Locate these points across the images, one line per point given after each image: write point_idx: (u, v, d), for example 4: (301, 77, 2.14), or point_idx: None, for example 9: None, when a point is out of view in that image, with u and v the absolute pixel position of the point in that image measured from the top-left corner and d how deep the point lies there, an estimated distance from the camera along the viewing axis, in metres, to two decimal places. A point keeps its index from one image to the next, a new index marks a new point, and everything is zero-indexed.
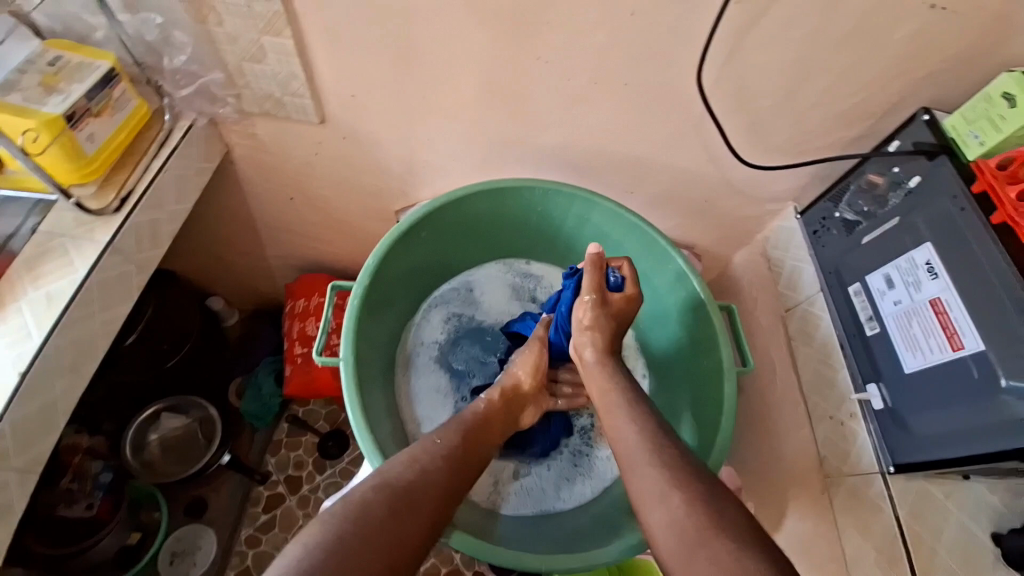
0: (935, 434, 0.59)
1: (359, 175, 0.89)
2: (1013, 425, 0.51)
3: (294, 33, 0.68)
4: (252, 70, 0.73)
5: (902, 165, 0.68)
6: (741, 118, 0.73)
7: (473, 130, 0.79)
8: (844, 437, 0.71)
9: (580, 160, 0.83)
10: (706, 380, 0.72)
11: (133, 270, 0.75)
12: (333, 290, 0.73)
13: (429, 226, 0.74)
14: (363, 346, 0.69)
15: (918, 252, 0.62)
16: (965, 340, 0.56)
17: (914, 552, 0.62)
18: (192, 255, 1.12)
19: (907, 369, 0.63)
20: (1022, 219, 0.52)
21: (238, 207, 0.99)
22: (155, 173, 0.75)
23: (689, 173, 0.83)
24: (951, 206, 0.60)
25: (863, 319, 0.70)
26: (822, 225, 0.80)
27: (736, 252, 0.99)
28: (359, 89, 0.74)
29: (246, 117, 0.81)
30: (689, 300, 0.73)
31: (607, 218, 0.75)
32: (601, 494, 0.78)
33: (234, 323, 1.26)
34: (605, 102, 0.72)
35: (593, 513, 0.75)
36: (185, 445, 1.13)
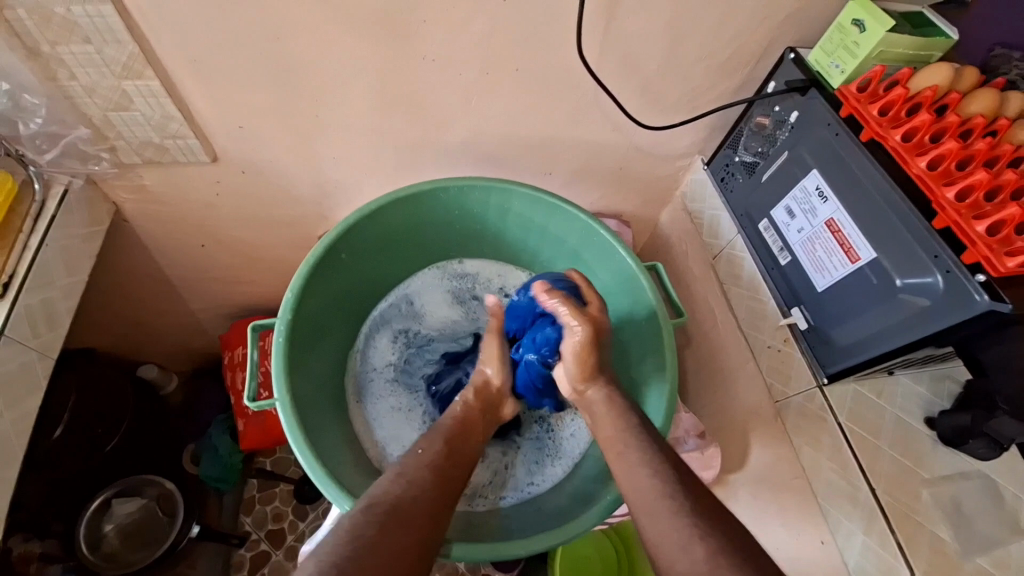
0: (853, 341, 0.64)
1: (270, 208, 0.85)
2: (914, 318, 0.56)
3: (157, 73, 0.63)
4: (121, 119, 0.68)
5: (781, 104, 0.73)
6: (632, 85, 0.75)
7: (377, 140, 0.77)
8: (783, 362, 0.75)
9: (491, 152, 0.83)
10: (647, 338, 0.74)
11: (36, 356, 0.68)
12: (254, 330, 0.69)
13: (347, 245, 0.72)
14: (299, 382, 0.67)
15: (808, 179, 0.67)
16: (861, 252, 0.61)
17: (861, 451, 0.67)
18: (108, 328, 1.04)
19: (820, 287, 0.68)
20: (888, 132, 0.59)
21: (146, 266, 0.93)
22: (36, 249, 0.68)
23: (598, 145, 0.85)
24: (828, 134, 0.65)
25: (776, 251, 0.74)
26: (727, 171, 0.84)
27: (660, 212, 1.03)
28: (246, 120, 0.71)
29: (128, 169, 0.76)
30: (619, 266, 0.76)
31: (525, 204, 0.76)
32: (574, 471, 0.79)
33: (174, 389, 1.18)
34: (500, 89, 0.73)
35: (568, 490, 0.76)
36: (145, 527, 1.05)
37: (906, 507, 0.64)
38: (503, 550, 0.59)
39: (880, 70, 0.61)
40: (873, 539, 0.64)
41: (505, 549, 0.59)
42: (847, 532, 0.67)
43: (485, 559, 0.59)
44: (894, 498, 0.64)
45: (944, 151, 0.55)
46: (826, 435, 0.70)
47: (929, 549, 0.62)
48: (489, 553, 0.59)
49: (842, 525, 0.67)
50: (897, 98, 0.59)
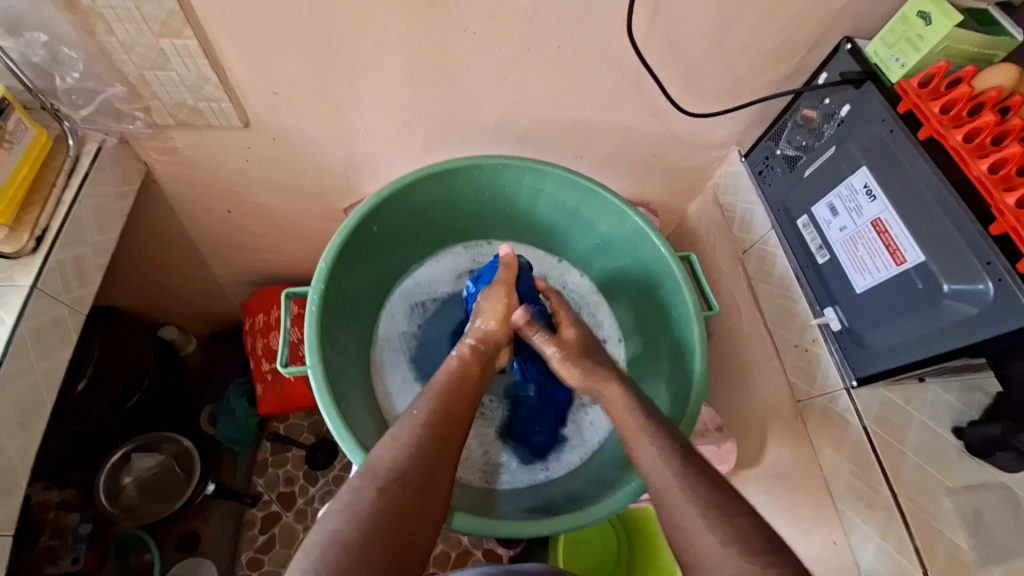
0: (888, 346, 0.62)
1: (297, 177, 0.85)
2: (958, 325, 0.54)
3: (195, 32, 0.62)
4: (156, 78, 0.67)
5: (832, 96, 0.69)
6: (676, 68, 0.73)
7: (410, 113, 0.75)
8: (809, 362, 0.74)
9: (525, 132, 0.81)
10: (676, 330, 0.73)
11: (67, 311, 0.69)
12: (287, 298, 0.69)
13: (377, 218, 0.71)
14: (328, 352, 0.67)
15: (856, 177, 0.65)
16: (907, 255, 0.59)
17: (884, 456, 0.66)
18: (133, 289, 1.05)
19: (858, 289, 0.66)
20: (948, 131, 0.56)
21: (173, 229, 0.93)
22: (70, 205, 0.68)
23: (634, 130, 0.83)
24: (881, 130, 0.62)
25: (814, 249, 0.73)
26: (766, 164, 0.82)
27: (689, 203, 1.01)
28: (281, 85, 0.69)
29: (161, 130, 0.75)
30: (652, 256, 0.74)
31: (559, 185, 0.75)
32: (589, 460, 0.79)
33: (193, 350, 1.20)
34: (540, 67, 0.71)
35: (583, 477, 0.76)
36: (163, 482, 1.08)
37: (926, 514, 0.64)
38: (518, 528, 0.60)
39: (944, 66, 0.58)
40: (890, 543, 0.64)
41: (515, 528, 0.60)
42: (862, 534, 0.67)
43: (501, 535, 0.59)
44: (913, 505, 0.64)
45: (1008, 155, 0.52)
46: (848, 437, 0.70)
47: (946, 558, 0.61)
48: (498, 529, 0.60)
49: (858, 527, 0.67)
50: (961, 96, 0.56)
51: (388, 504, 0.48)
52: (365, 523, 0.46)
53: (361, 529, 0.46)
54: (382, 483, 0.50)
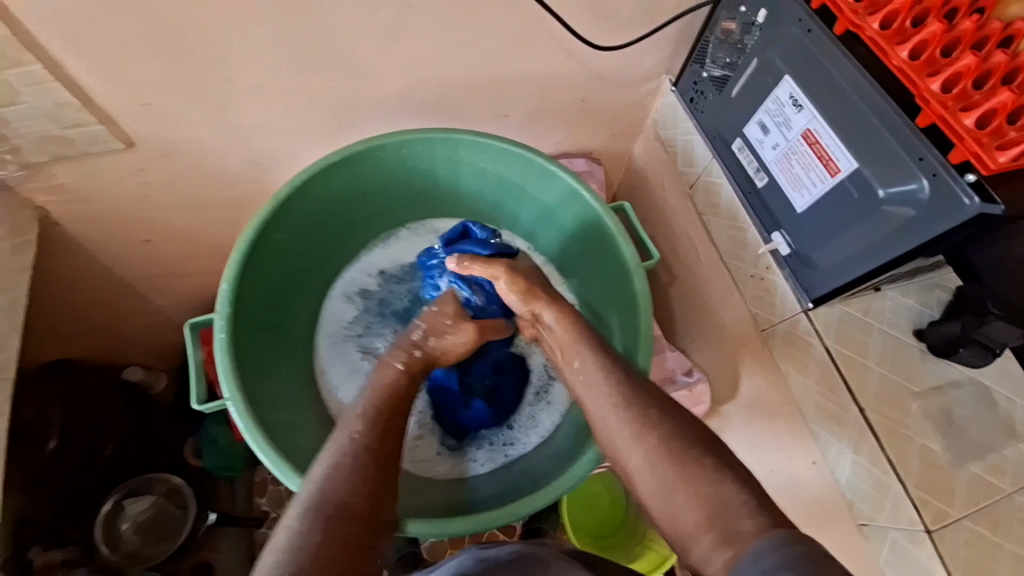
0: (835, 262, 0.60)
1: (207, 191, 0.79)
2: (900, 229, 0.51)
3: (36, 54, 0.55)
4: (11, 113, 0.60)
5: (746, 3, 0.64)
6: (581, 0, 0.66)
7: (305, 101, 0.69)
8: (766, 290, 0.71)
9: (437, 100, 0.75)
10: (616, 286, 0.70)
11: None
12: (191, 330, 0.67)
13: (282, 225, 0.67)
14: (250, 376, 0.64)
15: (781, 88, 0.60)
16: (840, 164, 0.56)
17: (847, 372, 0.65)
18: (77, 338, 1.01)
19: (799, 208, 0.63)
20: (864, 21, 0.51)
21: (95, 269, 0.87)
22: None
23: (553, 77, 0.77)
24: (799, 32, 0.57)
25: (752, 173, 0.69)
26: (696, 90, 0.77)
27: (633, 144, 0.95)
28: (153, 95, 0.63)
29: (40, 168, 0.68)
30: (583, 210, 0.70)
31: (475, 152, 0.70)
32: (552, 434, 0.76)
33: (165, 387, 1.14)
34: (433, 24, 0.64)
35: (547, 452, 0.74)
36: (158, 523, 1.06)
37: (894, 423, 0.63)
38: (464, 524, 0.59)
39: None
40: (862, 457, 0.63)
41: (473, 522, 0.58)
42: (836, 453, 0.66)
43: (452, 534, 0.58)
44: (882, 415, 0.63)
45: (928, 36, 0.48)
46: (812, 357, 0.67)
47: (918, 462, 0.61)
48: (456, 526, 0.58)
49: (831, 445, 0.66)
50: None
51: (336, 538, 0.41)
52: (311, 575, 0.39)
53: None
54: (326, 520, 0.42)
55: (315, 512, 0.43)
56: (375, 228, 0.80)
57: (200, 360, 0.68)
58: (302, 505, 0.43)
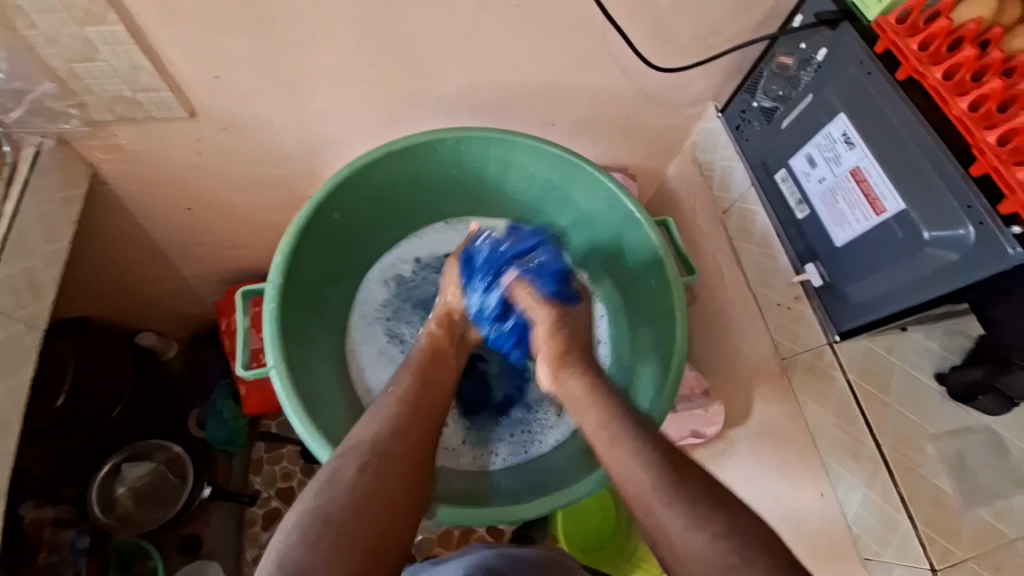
0: (869, 298, 0.62)
1: (255, 166, 0.80)
2: (939, 273, 0.53)
3: (121, 16, 0.57)
4: (86, 71, 0.62)
5: (807, 40, 0.66)
6: (644, 22, 0.69)
7: (366, 90, 0.71)
8: (794, 319, 0.73)
9: (490, 101, 0.77)
10: (654, 298, 0.72)
11: (23, 329, 0.66)
12: (242, 295, 0.69)
13: (336, 205, 0.69)
14: (293, 348, 0.65)
15: (834, 125, 0.63)
16: (886, 204, 0.58)
17: (866, 407, 0.67)
18: (101, 297, 1.01)
19: (839, 242, 0.65)
20: (927, 69, 0.53)
21: (131, 231, 0.88)
22: (12, 218, 0.65)
23: (605, 92, 0.79)
24: (859, 73, 0.60)
25: (793, 204, 0.71)
26: (743, 118, 0.79)
27: (668, 165, 0.97)
28: (223, 69, 0.65)
29: (101, 127, 0.70)
30: (627, 222, 0.73)
31: (528, 155, 0.72)
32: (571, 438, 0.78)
33: (176, 355, 1.14)
34: (500, 29, 0.66)
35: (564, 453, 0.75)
36: (156, 490, 1.05)
37: (908, 461, 0.64)
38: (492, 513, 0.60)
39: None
40: (874, 491, 0.65)
41: (499, 514, 0.60)
42: (848, 485, 0.68)
43: (480, 522, 0.59)
44: (898, 452, 0.65)
45: (988, 91, 0.51)
46: (832, 390, 0.69)
47: (929, 502, 0.62)
48: (482, 517, 0.59)
49: (843, 477, 0.68)
50: (940, 31, 0.54)
51: (371, 475, 0.50)
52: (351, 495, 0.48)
53: (347, 504, 0.48)
54: (366, 458, 0.51)
55: (356, 451, 0.52)
56: (419, 218, 0.82)
57: (246, 325, 0.69)
58: (346, 446, 0.53)
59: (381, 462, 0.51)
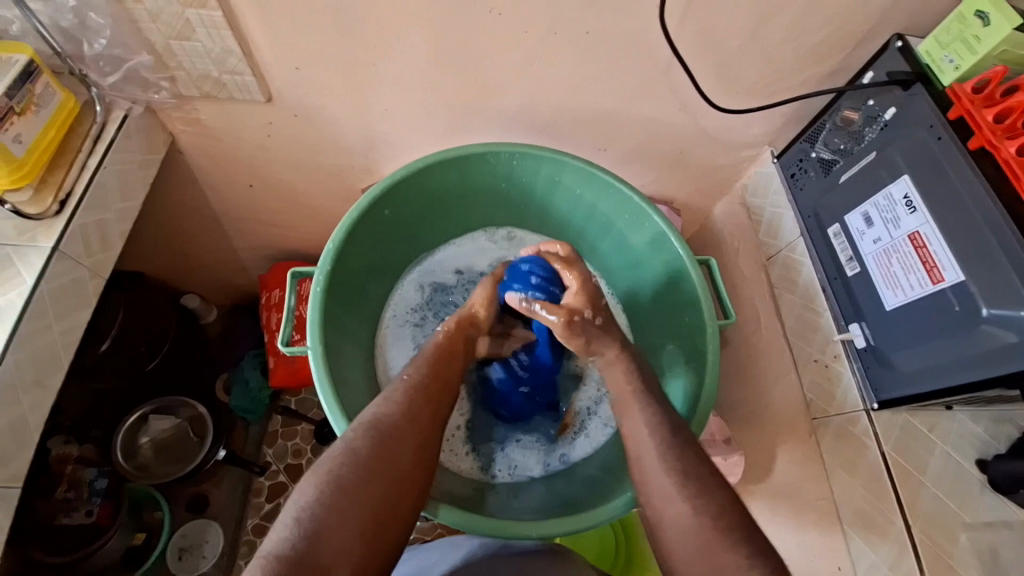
0: (913, 369, 0.59)
1: (316, 154, 0.84)
2: (996, 353, 0.51)
3: (220, 3, 0.62)
4: (181, 48, 0.67)
5: (877, 97, 0.65)
6: (710, 60, 0.69)
7: (430, 97, 0.74)
8: (829, 378, 0.71)
9: (546, 120, 0.79)
10: (687, 336, 0.71)
11: (87, 276, 0.71)
12: (293, 277, 0.70)
13: (388, 202, 0.71)
14: (332, 332, 0.67)
15: (896, 186, 0.61)
16: (945, 273, 0.55)
17: (899, 484, 0.63)
18: (156, 257, 1.08)
19: (888, 306, 0.62)
20: (1001, 142, 0.51)
21: (194, 199, 0.94)
22: (93, 172, 0.69)
23: (661, 124, 0.79)
24: (928, 137, 0.58)
25: (843, 261, 0.69)
26: (800, 167, 0.78)
27: (715, 204, 0.96)
28: (303, 61, 0.69)
29: (185, 100, 0.75)
30: (668, 256, 0.72)
31: (578, 178, 0.73)
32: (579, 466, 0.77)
33: (213, 320, 1.20)
34: (567, 52, 0.68)
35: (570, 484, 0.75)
36: (177, 444, 1.10)
37: (938, 549, 0.60)
38: (499, 526, 0.59)
39: (1001, 71, 0.54)
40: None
41: (505, 527, 0.59)
42: (869, 563, 0.64)
43: (485, 533, 0.58)
44: (926, 537, 0.61)
45: None
46: (863, 460, 0.66)
47: None
48: (491, 529, 0.59)
49: (865, 554, 0.64)
50: (1017, 105, 0.52)
51: (380, 451, 0.52)
52: (361, 472, 0.50)
53: (356, 482, 0.50)
54: (378, 436, 0.53)
55: (370, 430, 0.54)
56: (463, 224, 0.84)
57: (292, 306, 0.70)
58: (359, 424, 0.54)
59: (392, 445, 0.53)
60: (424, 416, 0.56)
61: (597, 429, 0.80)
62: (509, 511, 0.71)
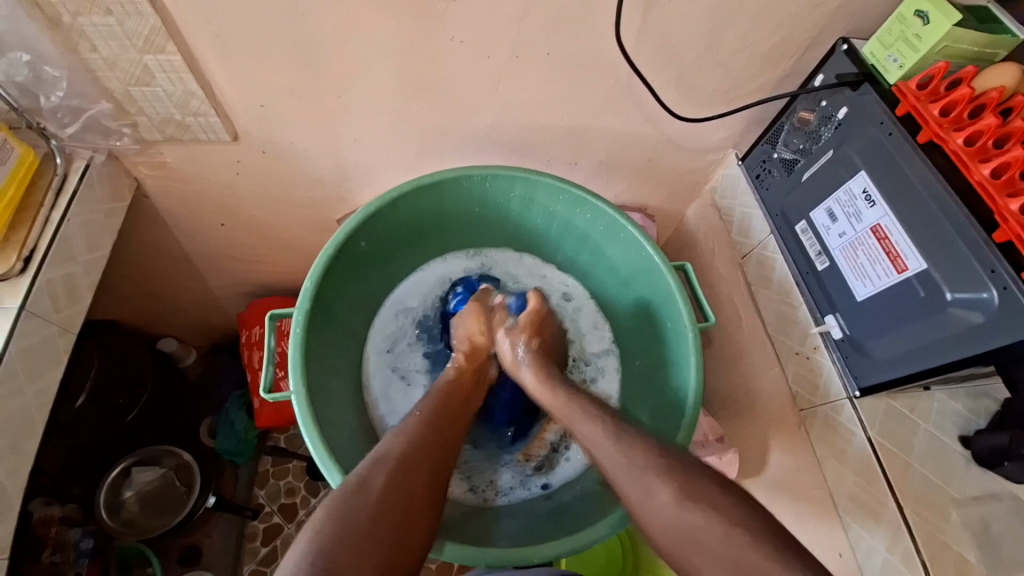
0: (890, 356, 0.61)
1: (290, 189, 0.84)
2: (962, 335, 0.53)
3: (179, 48, 0.61)
4: (142, 94, 0.66)
5: (828, 98, 0.68)
6: (669, 72, 0.71)
7: (400, 125, 0.75)
8: (811, 369, 0.73)
9: (517, 139, 0.80)
10: (670, 342, 0.73)
11: (57, 332, 0.68)
12: (271, 319, 0.68)
13: (364, 234, 0.71)
14: (315, 371, 0.66)
15: (854, 182, 0.64)
16: (908, 262, 0.58)
17: (888, 467, 0.64)
18: (129, 303, 1.04)
19: (859, 296, 0.65)
20: (948, 135, 0.54)
21: (165, 241, 0.92)
22: (58, 225, 0.67)
23: (628, 135, 0.81)
24: (879, 133, 0.61)
25: (813, 255, 0.71)
26: (764, 168, 0.80)
27: (687, 207, 0.99)
28: (269, 98, 0.68)
29: (150, 145, 0.74)
30: (645, 265, 0.73)
31: (551, 195, 0.74)
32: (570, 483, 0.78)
33: (192, 362, 1.17)
34: (532, 73, 0.69)
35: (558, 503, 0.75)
36: (163, 496, 1.05)
37: (931, 528, 0.62)
38: (501, 553, 0.58)
39: (943, 66, 0.57)
40: (896, 557, 0.62)
41: (507, 555, 0.58)
42: (867, 547, 0.65)
43: (488, 563, 0.58)
44: (919, 518, 0.62)
45: (1010, 159, 0.50)
46: (852, 446, 0.68)
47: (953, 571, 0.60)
48: (493, 557, 0.58)
49: (862, 539, 0.66)
50: (961, 98, 0.55)
51: (394, 495, 0.50)
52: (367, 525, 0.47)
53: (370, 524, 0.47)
54: (395, 480, 0.51)
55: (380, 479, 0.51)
56: (442, 248, 0.85)
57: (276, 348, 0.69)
58: (371, 465, 0.53)
59: (403, 480, 0.52)
60: (437, 481, 0.54)
61: (581, 448, 0.80)
62: (495, 534, 0.70)
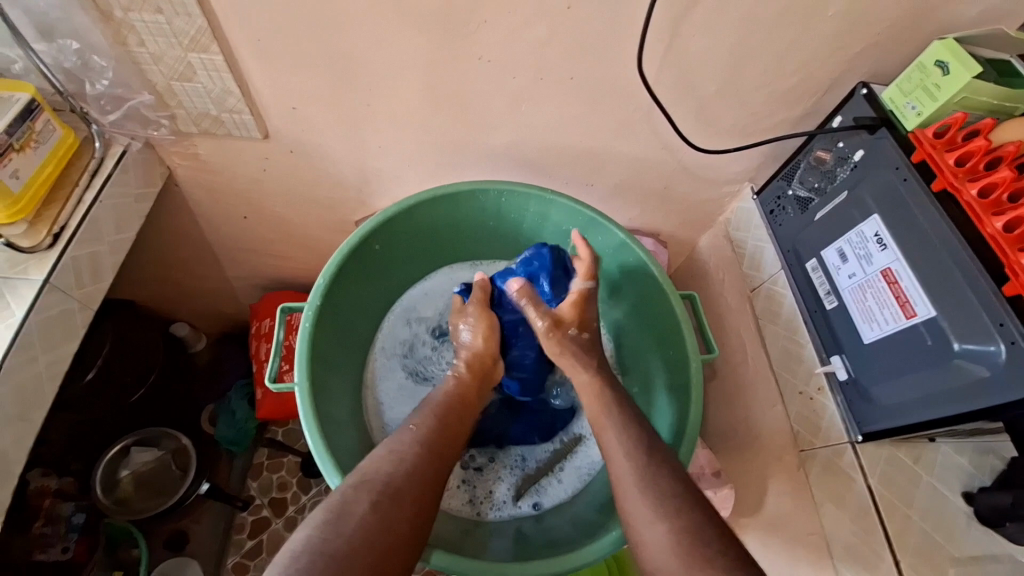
0: (895, 402, 0.60)
1: (313, 189, 0.87)
2: (968, 387, 0.52)
3: (221, 48, 0.64)
4: (182, 88, 0.70)
5: (846, 140, 0.69)
6: (689, 103, 0.72)
7: (423, 136, 0.77)
8: (814, 410, 0.72)
9: (535, 158, 0.82)
10: (673, 369, 0.72)
11: (76, 308, 0.71)
12: (282, 311, 0.70)
13: (380, 237, 0.73)
14: (320, 366, 0.68)
15: (867, 224, 0.64)
16: (917, 308, 0.57)
17: (888, 517, 0.63)
18: (147, 285, 1.08)
19: (866, 339, 0.64)
20: (963, 184, 0.54)
21: (188, 228, 0.95)
22: (89, 206, 0.70)
23: (645, 161, 0.82)
24: (895, 178, 0.61)
25: (822, 294, 0.71)
26: (778, 204, 0.81)
27: (700, 236, 0.99)
28: (300, 101, 0.71)
29: (184, 137, 0.78)
30: (652, 290, 0.74)
31: (565, 214, 0.75)
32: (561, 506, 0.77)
33: (202, 348, 1.17)
34: (554, 95, 0.71)
35: (547, 526, 0.75)
36: (158, 478, 1.06)
37: None
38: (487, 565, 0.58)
39: (960, 118, 0.57)
40: None
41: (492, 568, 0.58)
42: None
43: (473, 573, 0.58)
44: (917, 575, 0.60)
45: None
46: (851, 493, 0.66)
47: None
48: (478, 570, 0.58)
49: None
50: (977, 149, 0.55)
51: (381, 504, 0.50)
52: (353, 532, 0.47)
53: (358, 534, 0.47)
54: (376, 497, 0.51)
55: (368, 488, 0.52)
56: (453, 258, 0.86)
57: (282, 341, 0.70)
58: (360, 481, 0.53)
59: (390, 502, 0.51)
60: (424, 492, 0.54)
61: (574, 471, 0.80)
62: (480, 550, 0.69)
